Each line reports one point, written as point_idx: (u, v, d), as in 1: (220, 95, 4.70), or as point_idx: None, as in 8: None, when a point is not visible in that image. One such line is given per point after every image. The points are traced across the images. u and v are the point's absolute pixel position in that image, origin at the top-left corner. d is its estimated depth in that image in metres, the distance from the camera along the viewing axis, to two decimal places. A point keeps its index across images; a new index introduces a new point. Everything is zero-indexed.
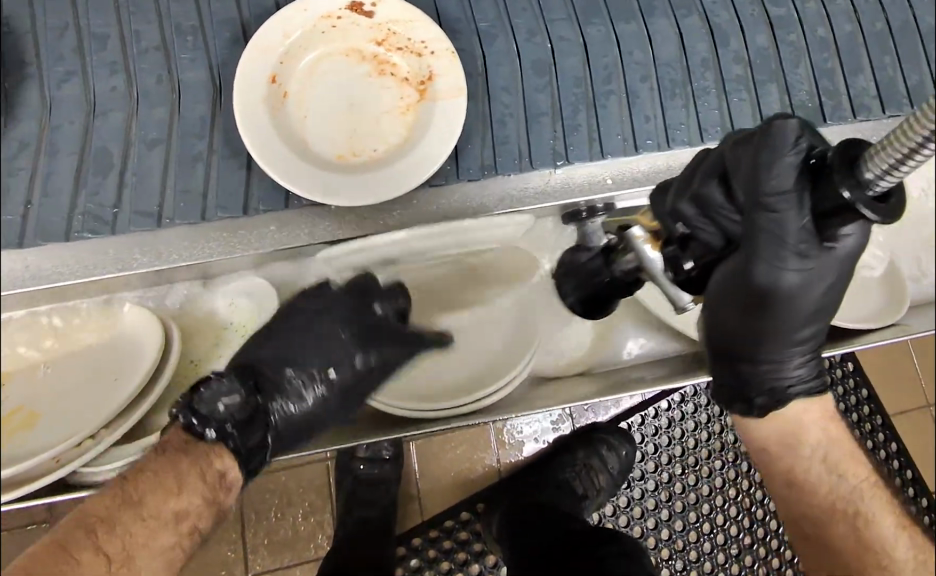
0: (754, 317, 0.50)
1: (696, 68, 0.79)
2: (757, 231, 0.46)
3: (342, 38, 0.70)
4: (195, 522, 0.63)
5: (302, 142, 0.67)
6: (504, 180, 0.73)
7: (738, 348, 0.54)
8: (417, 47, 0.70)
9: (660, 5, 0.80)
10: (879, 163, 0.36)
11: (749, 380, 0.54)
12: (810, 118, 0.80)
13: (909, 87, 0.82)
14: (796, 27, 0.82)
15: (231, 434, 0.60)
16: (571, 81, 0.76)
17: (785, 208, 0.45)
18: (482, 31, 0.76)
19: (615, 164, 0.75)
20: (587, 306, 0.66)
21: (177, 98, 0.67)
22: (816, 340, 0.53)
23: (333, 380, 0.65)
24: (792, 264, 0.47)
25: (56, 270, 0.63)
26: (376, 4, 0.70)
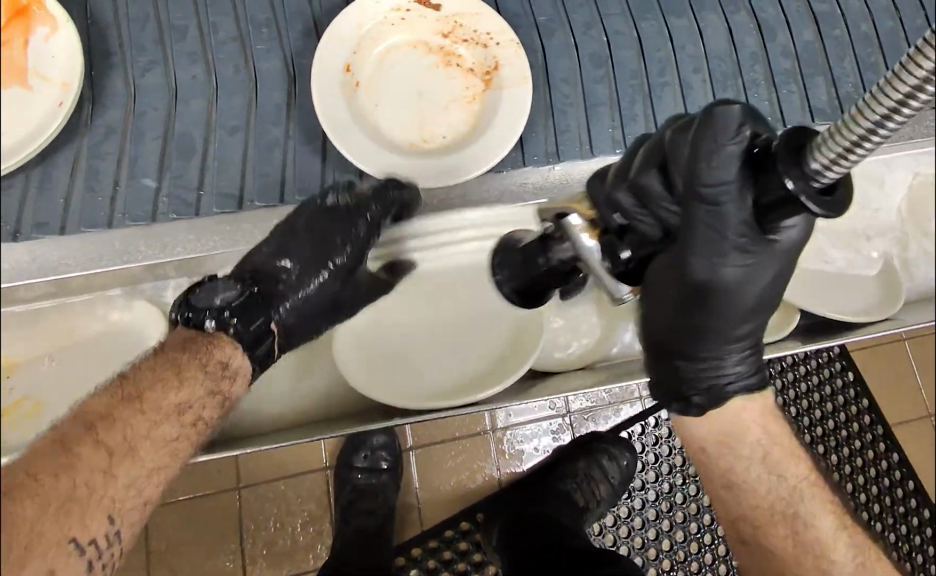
0: (691, 311, 0.52)
1: (746, 61, 0.81)
2: (695, 222, 0.47)
3: (409, 31, 0.73)
4: (199, 413, 0.59)
5: (375, 129, 0.69)
6: (568, 167, 0.74)
7: (675, 343, 0.55)
8: (483, 38, 0.73)
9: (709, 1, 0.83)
10: (825, 154, 0.36)
11: (684, 375, 0.55)
12: None
13: None
14: (840, 22, 0.85)
15: (233, 323, 0.59)
16: (628, 71, 0.78)
17: (726, 200, 0.45)
18: (541, 25, 0.78)
19: (612, 162, 0.75)
20: (522, 296, 0.67)
21: (255, 87, 0.69)
22: (754, 339, 0.55)
23: (335, 267, 0.65)
24: (732, 258, 0.48)
25: (62, 262, 0.63)
26: None
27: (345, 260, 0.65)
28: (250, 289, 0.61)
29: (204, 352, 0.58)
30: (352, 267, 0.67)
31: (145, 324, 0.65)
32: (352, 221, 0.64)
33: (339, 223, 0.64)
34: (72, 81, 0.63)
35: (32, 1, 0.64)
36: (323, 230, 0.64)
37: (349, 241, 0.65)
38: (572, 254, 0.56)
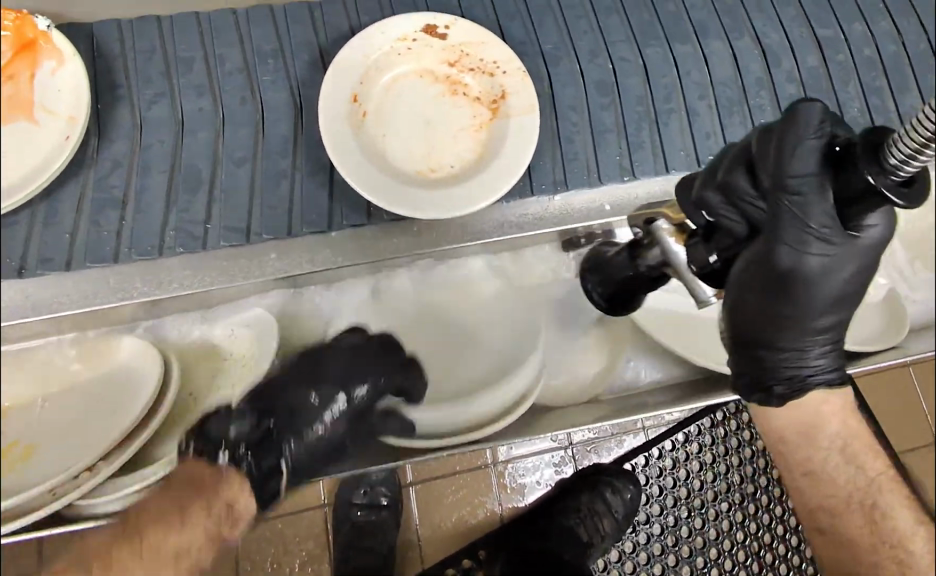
0: (773, 303, 0.51)
1: (752, 86, 0.81)
2: (780, 212, 0.47)
3: (416, 61, 0.73)
4: (193, 556, 0.66)
5: (383, 159, 0.69)
6: (576, 195, 0.73)
7: (756, 336, 0.54)
8: (489, 67, 0.74)
9: (714, 27, 0.83)
10: (896, 153, 0.37)
11: (765, 369, 0.54)
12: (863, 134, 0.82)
13: None
14: (843, 47, 0.85)
15: (246, 457, 0.62)
16: (633, 99, 0.78)
17: (807, 191, 0.46)
18: (547, 54, 0.78)
19: (611, 192, 0.74)
20: (612, 300, 0.68)
21: (262, 118, 0.69)
22: (839, 330, 0.53)
23: (355, 400, 0.64)
24: (814, 247, 0.48)
25: (57, 299, 0.61)
26: (449, 27, 0.74)
27: (366, 398, 0.64)
28: (265, 426, 0.62)
29: (216, 492, 0.62)
30: (368, 406, 0.64)
31: (146, 361, 0.61)
32: (375, 364, 0.65)
33: (360, 366, 0.65)
34: (79, 114, 0.63)
35: (39, 35, 0.64)
36: (346, 372, 0.64)
37: (371, 380, 0.64)
38: (659, 261, 0.56)
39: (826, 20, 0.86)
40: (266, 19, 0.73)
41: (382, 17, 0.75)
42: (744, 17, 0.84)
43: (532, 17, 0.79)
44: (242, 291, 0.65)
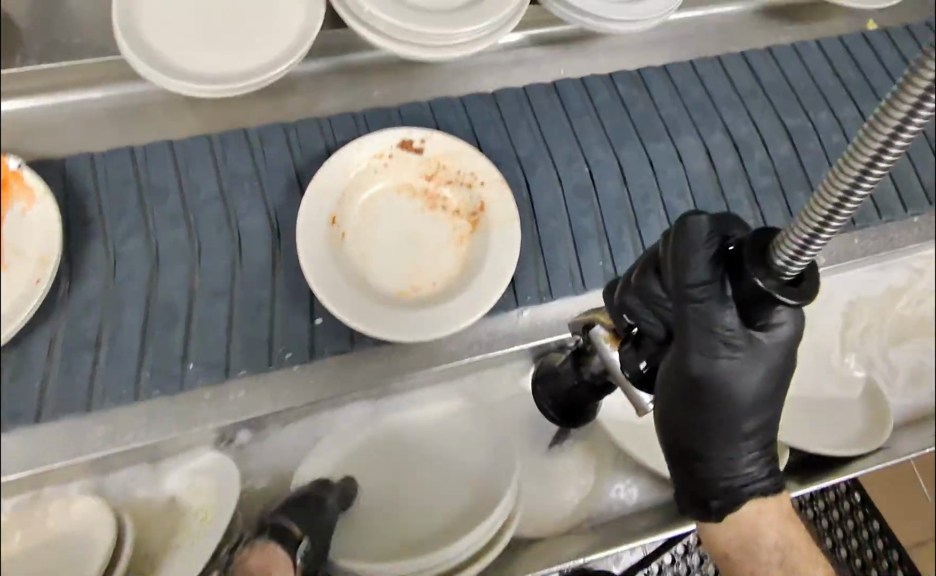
0: (694, 412, 0.50)
1: (727, 181, 0.82)
2: (684, 320, 0.47)
3: (393, 176, 0.73)
4: None
5: (365, 281, 0.68)
6: (547, 306, 0.72)
7: (685, 446, 0.52)
8: (468, 179, 0.74)
9: (684, 123, 0.84)
10: (783, 251, 0.36)
11: (699, 480, 0.53)
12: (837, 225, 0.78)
13: (925, 185, 0.83)
14: (812, 135, 0.86)
15: None
16: (610, 201, 0.78)
17: (706, 297, 0.45)
18: (523, 160, 0.78)
19: (581, 301, 0.74)
20: (561, 412, 0.68)
21: (239, 246, 0.68)
22: (767, 433, 0.52)
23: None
24: (723, 353, 0.47)
25: (32, 455, 0.59)
26: (425, 140, 0.74)
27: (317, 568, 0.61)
28: None
29: None
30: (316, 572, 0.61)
31: (101, 518, 0.60)
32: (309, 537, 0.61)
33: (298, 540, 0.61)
34: (51, 255, 0.61)
35: (10, 176, 0.63)
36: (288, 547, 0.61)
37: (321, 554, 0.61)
38: (600, 366, 0.58)
39: (792, 109, 0.87)
40: (240, 143, 0.72)
41: (358, 133, 0.75)
42: (715, 113, 0.86)
43: (506, 124, 0.80)
44: (224, 429, 0.63)
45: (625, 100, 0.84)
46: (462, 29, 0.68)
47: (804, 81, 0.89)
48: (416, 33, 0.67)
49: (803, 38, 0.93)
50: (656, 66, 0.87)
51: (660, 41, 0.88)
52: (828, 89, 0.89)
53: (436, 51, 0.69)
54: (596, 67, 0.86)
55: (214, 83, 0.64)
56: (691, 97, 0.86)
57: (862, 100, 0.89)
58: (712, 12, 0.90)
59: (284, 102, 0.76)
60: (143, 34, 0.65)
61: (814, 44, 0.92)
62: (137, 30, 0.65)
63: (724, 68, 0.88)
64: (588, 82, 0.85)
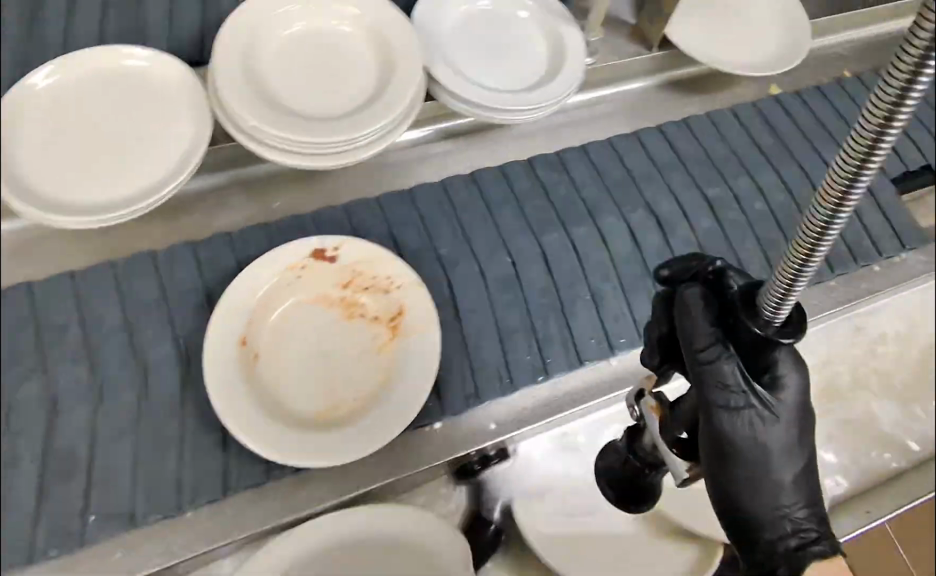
0: (737, 471, 0.48)
1: (653, 259, 0.80)
2: (700, 377, 0.47)
3: (308, 287, 0.71)
4: None
5: (281, 404, 0.66)
6: (458, 420, 0.69)
7: (737, 513, 0.49)
8: (385, 282, 0.72)
9: (605, 204, 0.82)
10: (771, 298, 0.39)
11: (757, 547, 0.49)
12: None
13: (848, 241, 0.83)
14: (734, 205, 0.83)
15: None
16: (534, 290, 0.76)
17: (719, 355, 0.46)
18: (444, 257, 0.77)
19: (496, 407, 0.71)
20: (624, 496, 0.60)
21: (145, 379, 0.65)
22: (811, 486, 0.50)
23: None
24: (743, 404, 0.47)
25: None
26: (338, 247, 0.72)
27: None
28: None
29: None
30: None
31: None
32: None
33: None
34: None
35: None
36: None
37: None
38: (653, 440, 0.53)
39: (712, 178, 0.85)
40: (144, 268, 0.70)
41: (270, 246, 0.74)
42: (635, 191, 0.84)
43: (425, 222, 0.79)
44: None
45: (545, 184, 0.83)
46: (361, 132, 0.67)
47: (721, 149, 0.87)
48: (304, 144, 0.65)
49: (717, 108, 0.90)
50: (574, 147, 0.86)
51: (572, 120, 0.88)
52: (746, 156, 0.87)
53: (331, 159, 0.67)
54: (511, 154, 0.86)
55: (89, 213, 0.62)
56: (611, 175, 0.84)
57: (782, 163, 0.86)
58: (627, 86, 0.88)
59: (190, 220, 0.75)
60: (22, 167, 0.62)
61: (730, 114, 0.90)
62: (12, 161, 0.62)
63: (641, 143, 0.87)
64: (508, 169, 0.84)
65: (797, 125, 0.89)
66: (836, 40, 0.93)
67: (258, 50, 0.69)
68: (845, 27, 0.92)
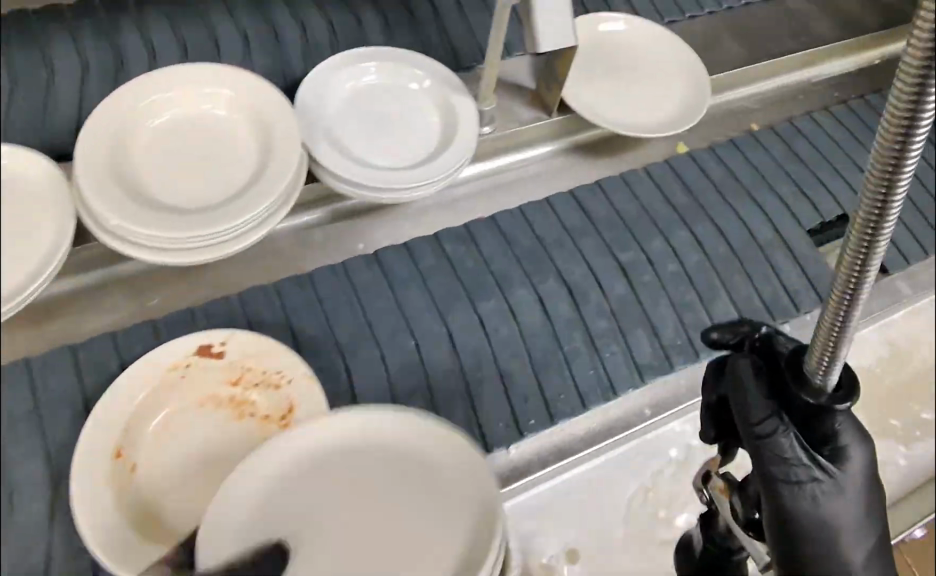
0: (809, 550, 0.50)
1: (563, 331, 0.76)
2: (758, 456, 0.50)
3: (194, 387, 0.68)
4: None
5: (158, 520, 0.62)
6: None
7: None
8: (275, 377, 0.68)
9: (515, 274, 0.79)
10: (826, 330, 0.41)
11: None
12: (683, 356, 0.75)
13: (767, 303, 0.78)
14: (647, 268, 0.80)
15: None
16: (436, 374, 0.73)
17: (775, 431, 0.49)
18: (343, 344, 0.73)
19: None
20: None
21: (11, 500, 0.62)
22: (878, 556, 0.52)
23: None
24: (806, 479, 0.50)
25: None
26: (226, 341, 0.68)
27: None
28: None
29: None
30: None
31: None
32: None
33: None
34: None
35: None
36: None
37: None
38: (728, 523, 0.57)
39: (625, 242, 0.82)
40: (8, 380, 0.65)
41: (157, 345, 0.70)
42: (547, 259, 0.80)
43: (324, 306, 0.75)
44: None
45: (452, 258, 0.79)
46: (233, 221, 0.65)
47: (632, 211, 0.84)
48: (175, 242, 0.63)
49: (628, 168, 0.88)
50: (482, 217, 0.82)
51: (472, 192, 0.83)
52: (658, 216, 0.84)
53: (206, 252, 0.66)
54: (410, 229, 0.81)
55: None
56: (520, 243, 0.81)
57: (696, 221, 0.84)
58: (528, 151, 0.84)
59: (61, 323, 0.69)
60: None
61: (644, 174, 0.87)
62: None
63: (551, 210, 0.83)
64: (413, 246, 0.80)
65: (710, 180, 0.87)
66: (743, 92, 0.91)
67: (134, 137, 0.67)
68: (753, 78, 0.90)
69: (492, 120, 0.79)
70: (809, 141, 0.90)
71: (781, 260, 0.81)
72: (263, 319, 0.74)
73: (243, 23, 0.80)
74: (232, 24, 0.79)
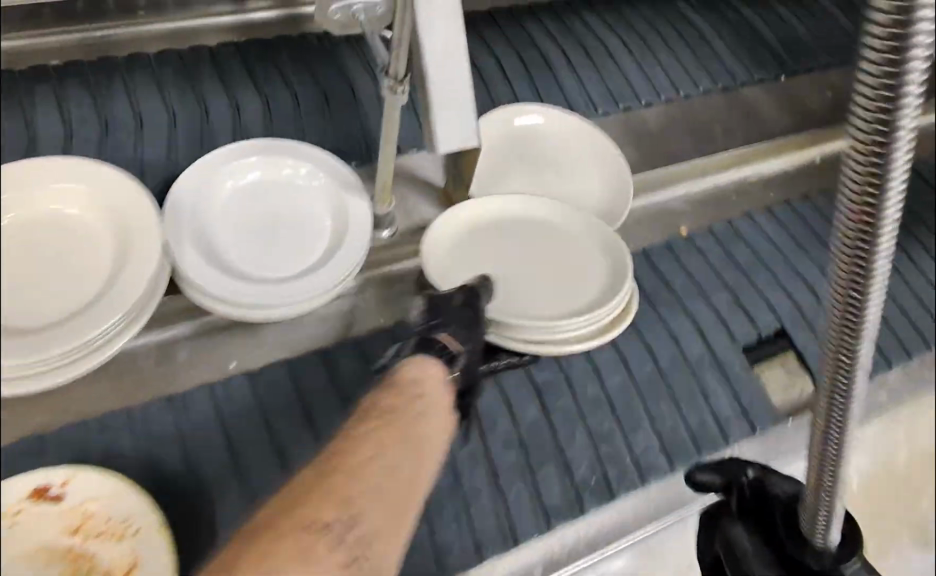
0: None
1: (466, 467, 0.66)
2: None
3: (29, 534, 0.54)
4: None
5: None
6: None
7: None
8: (119, 527, 0.59)
9: None
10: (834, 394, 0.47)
11: None
12: (597, 498, 0.67)
13: (692, 432, 0.71)
14: (565, 390, 0.71)
15: None
16: None
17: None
18: (209, 480, 0.64)
19: None
20: None
21: None
22: None
23: None
24: None
25: None
26: (67, 481, 0.59)
27: None
28: None
29: None
30: None
31: None
32: None
33: None
34: None
35: None
36: None
37: None
38: None
39: (544, 360, 0.72)
40: None
41: None
42: None
43: (189, 433, 0.66)
44: None
45: (338, 376, 0.71)
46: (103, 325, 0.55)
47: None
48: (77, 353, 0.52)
49: None
50: (382, 328, 0.72)
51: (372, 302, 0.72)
52: None
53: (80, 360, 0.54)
54: (302, 343, 0.72)
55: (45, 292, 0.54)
56: None
57: (619, 335, 0.76)
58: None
59: None
60: None
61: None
62: None
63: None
64: (302, 360, 0.71)
65: (641, 289, 0.79)
66: (676, 192, 0.85)
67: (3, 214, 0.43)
68: (681, 177, 0.85)
69: (392, 223, 0.73)
70: (747, 243, 0.86)
71: (711, 382, 0.75)
72: (119, 444, 0.63)
73: (172, 106, 0.76)
74: (159, 105, 0.75)
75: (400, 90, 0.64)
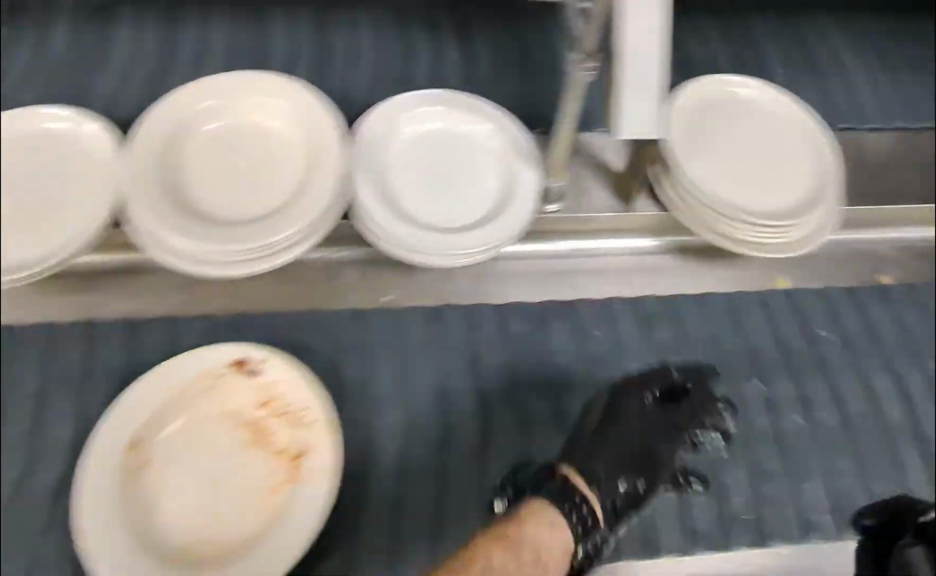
0: None
1: None
2: None
3: (218, 401, 0.53)
4: None
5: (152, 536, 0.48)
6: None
7: None
8: (297, 414, 0.52)
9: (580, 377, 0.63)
10: None
11: None
12: (748, 538, 0.58)
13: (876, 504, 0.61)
14: (736, 416, 0.63)
15: None
16: (431, 464, 0.57)
17: None
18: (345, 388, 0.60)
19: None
20: None
21: None
22: None
23: None
24: None
25: None
26: (264, 360, 0.53)
27: None
28: None
29: None
30: None
31: None
32: None
33: None
34: None
35: None
36: None
37: None
38: None
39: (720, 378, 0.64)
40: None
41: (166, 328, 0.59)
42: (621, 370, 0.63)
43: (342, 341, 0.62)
44: None
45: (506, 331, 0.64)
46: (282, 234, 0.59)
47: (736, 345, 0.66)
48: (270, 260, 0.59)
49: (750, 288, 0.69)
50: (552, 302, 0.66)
51: (535, 272, 0.67)
52: (768, 356, 0.66)
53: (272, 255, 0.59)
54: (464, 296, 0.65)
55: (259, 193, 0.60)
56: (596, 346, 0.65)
57: (803, 373, 0.66)
58: (614, 241, 0.68)
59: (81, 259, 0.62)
60: None
61: (767, 312, 0.69)
62: None
63: (641, 316, 0.67)
64: (474, 313, 0.65)
65: (847, 332, 0.68)
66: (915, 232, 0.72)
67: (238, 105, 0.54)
68: (911, 220, 0.72)
69: (561, 198, 0.67)
70: None
71: (909, 455, 0.63)
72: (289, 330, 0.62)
73: (411, 46, 0.80)
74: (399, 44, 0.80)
75: (590, 68, 0.55)
